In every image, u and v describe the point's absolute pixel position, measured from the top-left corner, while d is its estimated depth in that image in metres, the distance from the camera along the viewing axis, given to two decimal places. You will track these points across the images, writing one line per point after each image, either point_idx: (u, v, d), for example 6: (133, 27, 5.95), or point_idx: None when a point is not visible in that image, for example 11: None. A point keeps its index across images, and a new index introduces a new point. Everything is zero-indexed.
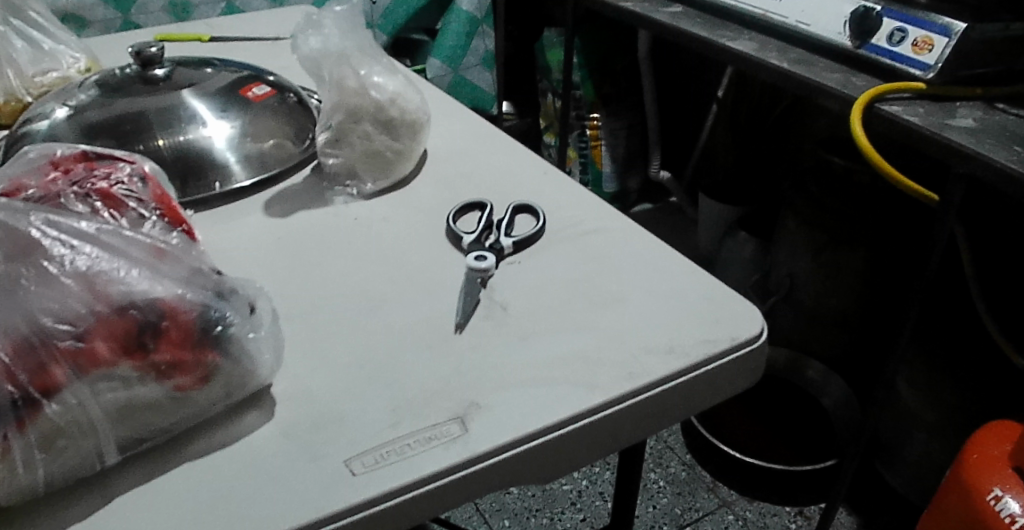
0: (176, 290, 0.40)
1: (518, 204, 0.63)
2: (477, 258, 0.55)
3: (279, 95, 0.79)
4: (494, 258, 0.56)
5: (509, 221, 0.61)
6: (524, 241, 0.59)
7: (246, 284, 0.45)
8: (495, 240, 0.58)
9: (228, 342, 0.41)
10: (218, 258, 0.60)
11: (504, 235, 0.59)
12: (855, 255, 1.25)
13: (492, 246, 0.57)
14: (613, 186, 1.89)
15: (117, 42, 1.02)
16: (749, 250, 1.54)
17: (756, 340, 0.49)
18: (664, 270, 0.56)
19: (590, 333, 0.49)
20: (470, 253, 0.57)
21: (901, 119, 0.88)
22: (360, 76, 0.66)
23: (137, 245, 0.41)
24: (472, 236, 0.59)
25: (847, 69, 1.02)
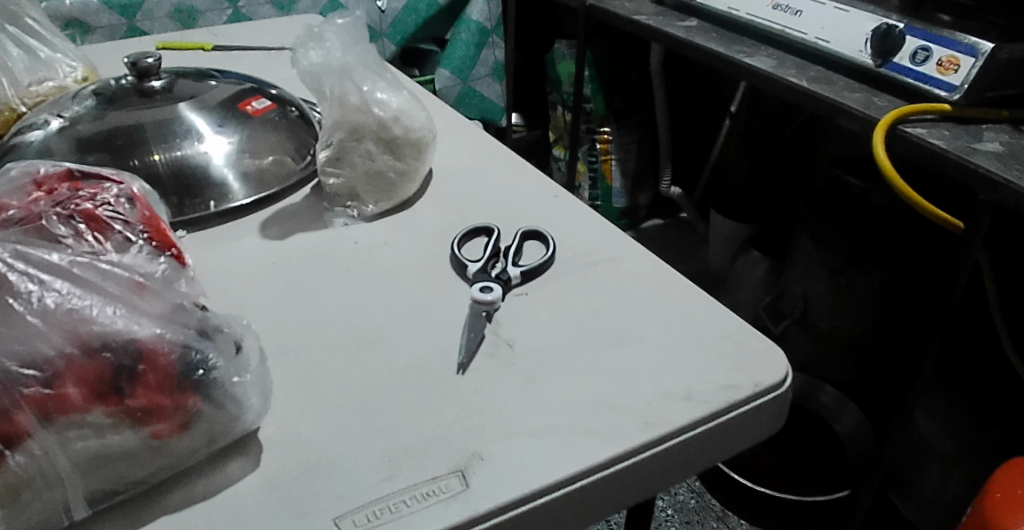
0: (156, 329, 0.37)
1: (527, 230, 0.59)
2: (482, 289, 0.52)
3: (280, 109, 0.76)
4: (500, 289, 0.53)
5: (518, 249, 0.58)
6: (532, 271, 0.55)
7: (232, 321, 0.41)
8: (502, 270, 0.55)
9: (211, 385, 0.38)
10: (212, 283, 0.57)
11: (513, 263, 0.56)
12: (871, 278, 1.21)
13: (498, 277, 0.54)
14: (622, 201, 1.87)
15: (119, 51, 1.00)
16: (761, 271, 1.51)
17: (779, 387, 0.46)
18: (682, 306, 0.52)
19: (601, 376, 0.46)
20: (475, 284, 0.54)
21: (926, 141, 0.84)
22: (363, 93, 0.64)
23: (115, 280, 0.38)
24: (479, 265, 0.56)
25: (869, 88, 0.99)
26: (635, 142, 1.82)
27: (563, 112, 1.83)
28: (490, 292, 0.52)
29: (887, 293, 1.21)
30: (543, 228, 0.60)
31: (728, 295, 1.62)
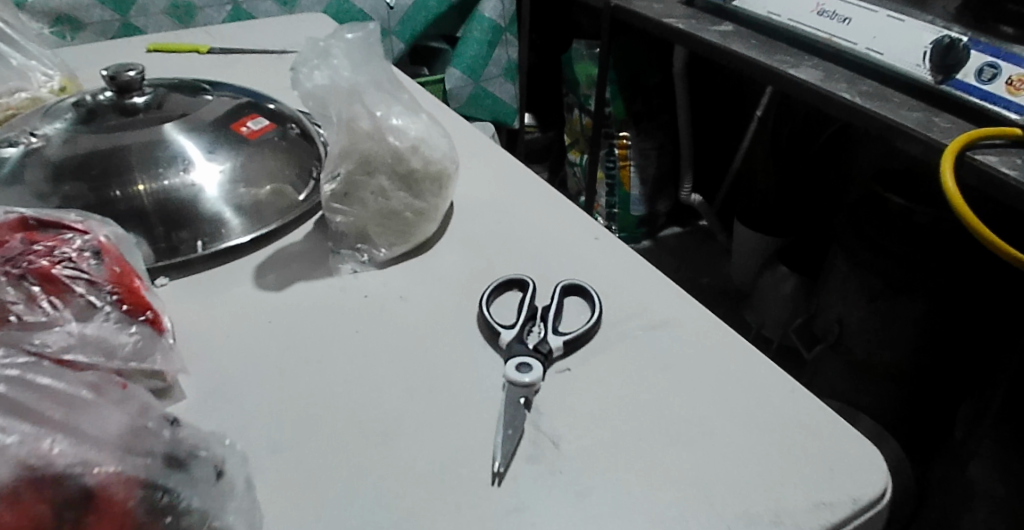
0: (112, 463, 0.32)
1: (566, 285, 0.50)
2: (518, 369, 0.43)
3: (279, 129, 0.68)
4: (540, 367, 0.44)
5: (558, 310, 0.49)
6: (576, 338, 0.46)
7: (209, 437, 0.37)
8: (541, 339, 0.46)
9: (180, 516, 0.32)
10: (199, 347, 0.49)
11: (553, 330, 0.47)
12: (914, 305, 1.02)
13: (537, 349, 0.45)
14: (640, 209, 1.75)
15: (108, 55, 0.91)
16: (789, 288, 1.42)
17: (880, 501, 0.37)
18: (757, 385, 0.43)
19: (664, 488, 0.37)
20: (511, 359, 0.45)
21: (998, 170, 0.74)
22: (376, 118, 0.55)
23: (74, 397, 0.34)
24: (513, 333, 0.47)
25: (926, 109, 0.87)
26: (655, 148, 1.70)
27: (579, 115, 1.73)
28: (530, 371, 0.43)
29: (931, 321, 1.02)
30: (584, 282, 0.52)
31: (753, 311, 1.52)
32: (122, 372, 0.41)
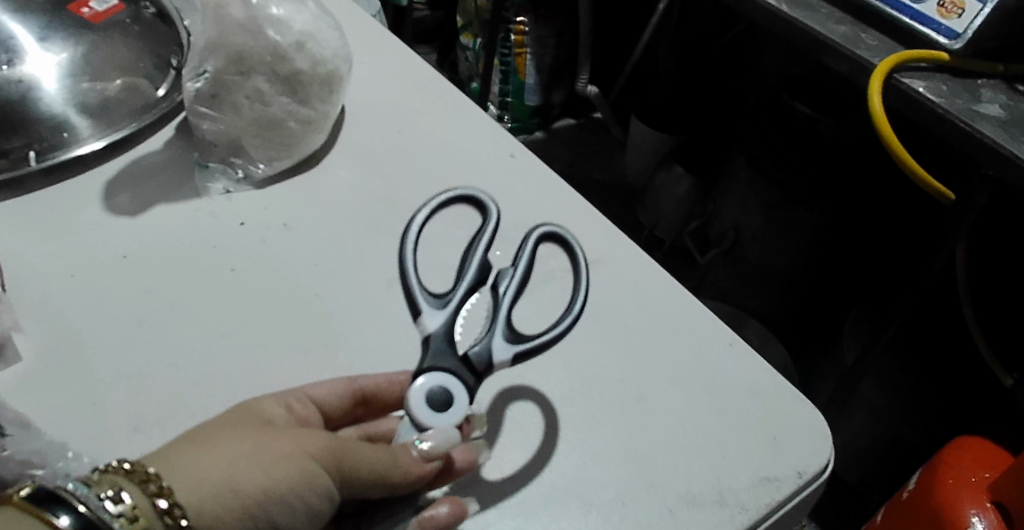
0: None
1: (541, 238, 0.38)
2: (430, 407, 0.32)
3: (131, 8, 0.57)
4: (462, 401, 0.32)
5: (521, 288, 0.36)
6: (533, 351, 0.34)
7: (49, 452, 0.33)
8: (480, 346, 0.33)
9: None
10: (33, 295, 0.40)
11: (505, 331, 0.34)
12: (812, 217, 0.93)
13: (467, 360, 0.33)
14: (535, 100, 1.32)
15: None
16: (685, 189, 1.21)
17: (823, 473, 0.35)
18: (691, 340, 0.39)
19: (599, 465, 0.34)
20: (429, 377, 0.32)
21: (925, 97, 0.62)
22: (250, 4, 0.45)
23: None
24: (444, 315, 0.34)
25: (853, 21, 0.70)
26: (554, 35, 1.25)
27: None
28: (450, 408, 0.32)
29: (824, 231, 0.94)
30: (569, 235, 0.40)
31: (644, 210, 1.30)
32: None
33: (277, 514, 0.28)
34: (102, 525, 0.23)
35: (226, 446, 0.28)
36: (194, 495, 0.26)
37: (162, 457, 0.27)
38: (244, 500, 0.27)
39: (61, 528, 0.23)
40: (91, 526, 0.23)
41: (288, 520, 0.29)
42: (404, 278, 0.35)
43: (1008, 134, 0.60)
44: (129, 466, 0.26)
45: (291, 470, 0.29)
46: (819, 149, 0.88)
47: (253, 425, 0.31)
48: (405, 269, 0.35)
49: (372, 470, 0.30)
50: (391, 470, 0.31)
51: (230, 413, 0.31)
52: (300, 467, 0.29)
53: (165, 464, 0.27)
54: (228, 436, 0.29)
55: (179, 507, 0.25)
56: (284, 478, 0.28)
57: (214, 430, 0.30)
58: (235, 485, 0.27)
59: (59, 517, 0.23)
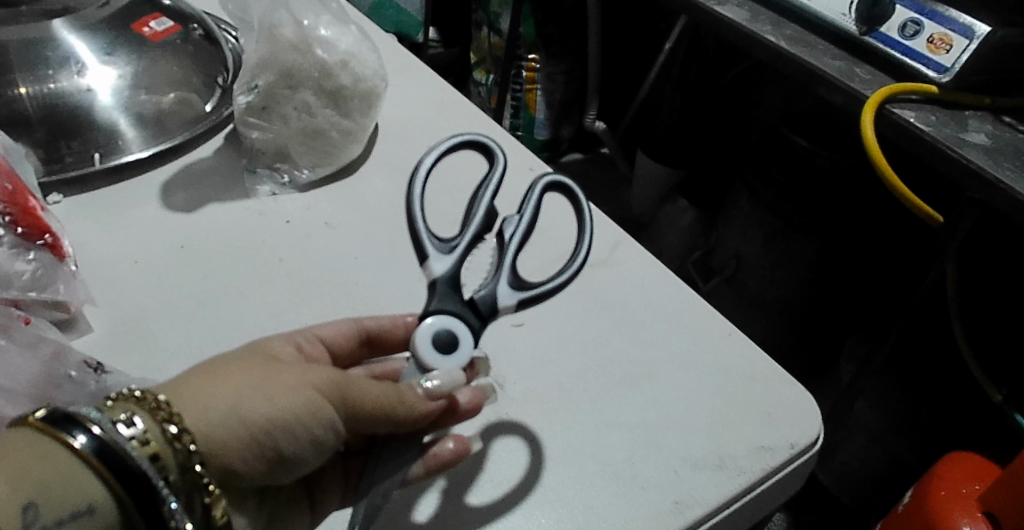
0: None
1: (545, 190, 0.42)
2: (437, 349, 0.35)
3: (183, 30, 0.60)
4: (467, 343, 0.36)
5: (520, 243, 0.40)
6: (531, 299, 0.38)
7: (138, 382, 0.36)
8: (485, 292, 0.37)
9: None
10: (102, 275, 0.45)
11: (507, 280, 0.38)
12: (811, 245, 0.98)
13: (473, 304, 0.37)
14: (546, 134, 1.38)
15: None
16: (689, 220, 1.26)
17: (814, 446, 0.39)
18: (694, 330, 0.44)
19: (612, 431, 0.37)
20: (436, 322, 0.36)
21: (915, 126, 0.67)
22: (302, 27, 0.51)
23: None
24: (449, 261, 0.38)
25: (847, 57, 0.76)
26: (564, 72, 1.32)
27: None
28: (457, 350, 0.36)
29: (824, 260, 0.99)
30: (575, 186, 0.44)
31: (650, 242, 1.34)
32: (18, 302, 0.38)
33: (282, 439, 0.31)
34: (114, 445, 0.26)
35: (233, 377, 0.31)
36: (199, 420, 0.29)
37: (175, 387, 0.30)
38: (248, 427, 0.30)
39: (77, 449, 0.26)
40: (103, 446, 0.26)
41: (295, 447, 0.32)
42: (413, 226, 0.39)
43: (992, 160, 0.65)
44: (140, 394, 0.29)
45: (295, 401, 0.31)
46: (820, 183, 0.93)
47: (265, 358, 0.33)
48: (414, 217, 0.39)
49: (374, 406, 0.33)
50: (396, 407, 0.33)
51: (245, 346, 0.34)
52: (304, 399, 0.32)
53: (177, 392, 0.30)
54: (239, 369, 0.32)
55: (187, 433, 0.29)
56: (289, 408, 0.31)
57: (227, 362, 0.32)
58: (241, 414, 0.30)
59: (75, 437, 0.26)
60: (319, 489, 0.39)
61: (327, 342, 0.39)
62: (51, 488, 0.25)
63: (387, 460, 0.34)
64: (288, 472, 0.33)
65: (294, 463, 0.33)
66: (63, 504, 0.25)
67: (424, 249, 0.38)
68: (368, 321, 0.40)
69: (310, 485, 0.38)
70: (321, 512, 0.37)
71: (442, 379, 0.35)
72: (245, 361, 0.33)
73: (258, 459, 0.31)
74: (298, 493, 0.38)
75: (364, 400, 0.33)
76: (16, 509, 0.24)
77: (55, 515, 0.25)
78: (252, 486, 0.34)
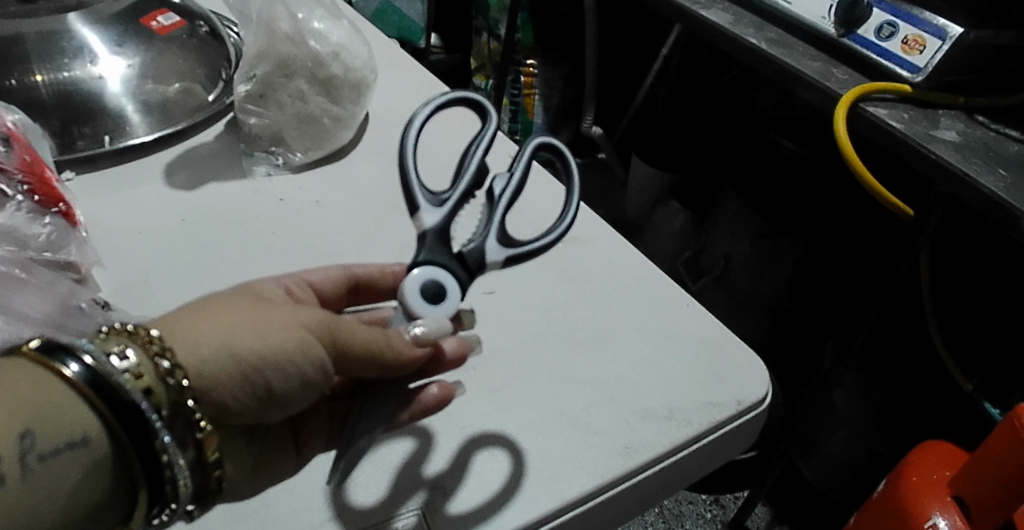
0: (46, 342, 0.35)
1: (536, 150, 0.44)
2: (426, 298, 0.38)
3: (189, 26, 0.64)
4: (455, 296, 0.38)
5: (509, 201, 0.42)
6: (518, 256, 0.41)
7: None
8: (473, 246, 0.40)
9: None
10: (106, 244, 0.48)
11: (494, 236, 0.41)
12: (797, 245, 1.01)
13: (461, 257, 0.39)
14: None
15: None
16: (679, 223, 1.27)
17: (761, 404, 0.42)
18: (655, 300, 0.47)
19: (573, 387, 0.41)
20: (425, 274, 0.38)
21: (887, 123, 0.70)
22: (296, 20, 0.54)
23: None
24: (439, 214, 0.40)
25: (826, 59, 0.80)
26: (561, 77, 1.36)
27: None
28: (443, 302, 0.38)
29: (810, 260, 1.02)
30: (564, 148, 0.46)
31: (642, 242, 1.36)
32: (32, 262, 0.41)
33: (272, 376, 0.33)
34: (106, 375, 0.29)
35: (226, 315, 0.33)
36: (190, 355, 0.31)
37: (167, 322, 0.32)
38: (237, 363, 0.32)
39: (69, 376, 0.28)
40: (97, 377, 0.28)
41: (285, 385, 0.34)
42: (405, 179, 0.41)
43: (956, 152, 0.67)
44: (132, 329, 0.31)
45: (287, 340, 0.33)
46: (806, 183, 0.96)
47: (253, 301, 0.35)
48: (407, 172, 0.41)
49: (364, 348, 0.34)
50: (385, 350, 0.35)
51: (236, 290, 0.36)
52: (294, 337, 0.33)
53: (168, 329, 0.32)
54: (229, 308, 0.33)
55: (180, 369, 0.30)
56: (280, 346, 0.33)
57: (216, 302, 0.34)
58: (233, 352, 0.32)
59: (67, 365, 0.28)
60: (306, 431, 0.38)
61: (316, 285, 0.43)
62: (47, 418, 0.27)
63: (374, 402, 0.36)
64: (277, 411, 0.35)
65: (283, 403, 0.34)
66: (59, 433, 0.27)
67: (416, 201, 0.40)
68: (357, 269, 0.44)
69: (296, 428, 0.37)
70: (307, 451, 0.37)
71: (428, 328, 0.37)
72: (232, 302, 0.34)
73: (250, 397, 0.33)
74: (286, 439, 0.36)
75: (354, 343, 0.34)
76: (14, 436, 0.27)
77: (51, 443, 0.27)
78: (241, 426, 0.35)
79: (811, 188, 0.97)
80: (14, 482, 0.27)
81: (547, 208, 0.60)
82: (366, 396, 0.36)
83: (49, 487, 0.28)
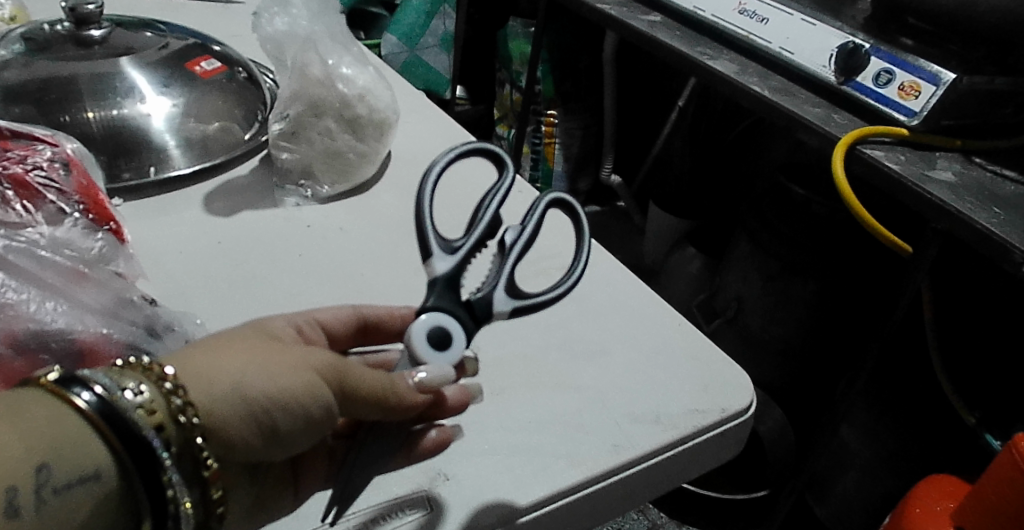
0: (101, 329, 0.40)
1: (551, 202, 0.46)
2: (431, 344, 0.39)
3: (229, 71, 0.70)
4: (461, 342, 0.40)
5: (520, 252, 0.44)
6: (524, 307, 0.42)
7: (183, 319, 0.44)
8: (482, 295, 0.41)
9: None
10: (150, 262, 0.54)
11: (503, 285, 0.42)
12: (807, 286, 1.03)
13: (470, 305, 0.41)
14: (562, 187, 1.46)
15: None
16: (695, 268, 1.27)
17: (744, 413, 0.45)
18: (649, 318, 0.51)
19: (568, 393, 0.44)
20: (435, 320, 0.40)
21: (884, 164, 0.70)
22: (327, 65, 0.60)
23: (56, 269, 0.42)
24: (450, 262, 0.42)
25: (827, 105, 0.80)
26: (581, 127, 1.42)
27: None
28: (450, 348, 0.40)
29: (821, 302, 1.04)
30: (576, 203, 0.47)
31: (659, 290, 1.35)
32: None
33: (280, 417, 0.33)
34: (119, 410, 0.28)
35: (237, 356, 0.33)
36: (201, 395, 0.31)
37: (179, 360, 0.32)
38: (247, 402, 0.32)
39: (83, 409, 0.28)
40: (110, 410, 0.28)
41: (291, 426, 0.34)
42: (421, 223, 0.42)
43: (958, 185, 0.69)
44: (147, 365, 0.31)
45: (296, 383, 0.33)
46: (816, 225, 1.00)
47: (265, 340, 0.36)
48: (422, 218, 0.42)
49: (370, 391, 0.35)
50: (390, 394, 0.36)
51: (247, 329, 0.36)
52: (303, 380, 0.34)
53: (181, 365, 0.32)
54: (241, 347, 0.34)
55: (191, 407, 0.30)
56: (289, 389, 0.33)
57: (228, 341, 0.34)
58: (243, 392, 0.32)
59: (80, 397, 0.28)
60: (305, 469, 0.40)
61: (326, 325, 0.45)
62: (62, 451, 0.27)
63: (371, 443, 0.37)
64: (282, 450, 0.35)
65: (288, 443, 0.35)
66: (72, 468, 0.27)
67: (429, 248, 0.42)
68: (366, 310, 0.46)
69: (297, 468, 0.39)
70: (304, 489, 0.39)
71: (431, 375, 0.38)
72: (243, 342, 0.34)
73: (256, 436, 0.33)
74: (286, 476, 0.39)
75: (361, 388, 0.35)
76: (30, 470, 0.26)
77: (66, 477, 0.27)
78: (246, 462, 0.35)
79: (819, 233, 1.00)
80: (27, 515, 0.27)
81: (553, 239, 0.64)
82: (365, 438, 0.37)
83: (60, 520, 0.27)
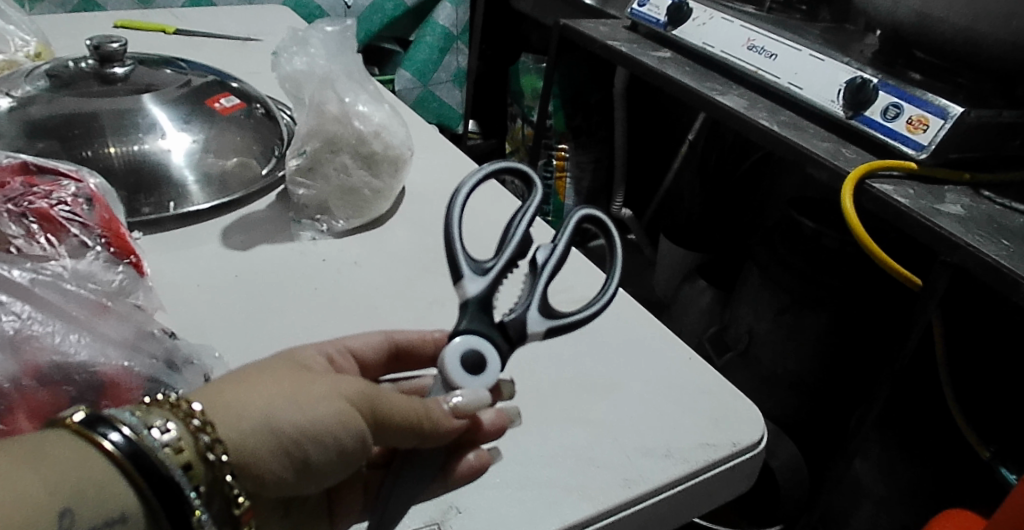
0: (123, 362, 0.41)
1: (578, 221, 0.46)
2: (465, 368, 0.40)
3: (248, 108, 0.72)
4: (495, 367, 0.41)
5: (552, 272, 0.44)
6: (559, 327, 0.43)
7: (200, 352, 0.45)
8: (514, 316, 0.42)
9: None
10: (167, 295, 0.55)
11: (536, 306, 0.43)
12: (818, 319, 1.03)
13: (502, 326, 0.42)
14: None
15: (76, 37, 0.96)
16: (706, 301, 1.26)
17: (755, 446, 0.45)
18: (659, 351, 0.51)
19: (579, 427, 0.45)
20: (469, 343, 0.41)
21: (892, 198, 0.70)
22: (344, 103, 0.62)
23: (80, 302, 0.43)
24: (481, 283, 0.42)
25: (836, 139, 0.81)
26: (592, 160, 1.44)
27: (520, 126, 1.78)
28: (483, 371, 0.41)
29: (835, 337, 1.03)
30: (608, 221, 0.47)
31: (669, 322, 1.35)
32: None
33: (314, 449, 0.34)
34: (147, 449, 0.29)
35: (266, 389, 0.33)
36: (231, 430, 0.32)
37: (208, 395, 0.32)
38: (278, 435, 0.33)
39: (107, 450, 0.28)
40: (136, 449, 0.28)
41: (325, 457, 0.35)
42: (450, 247, 0.43)
43: (966, 218, 0.69)
44: (175, 402, 0.31)
45: (329, 413, 0.34)
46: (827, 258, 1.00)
47: (295, 367, 0.36)
48: (452, 241, 0.43)
49: (404, 418, 0.36)
50: (424, 420, 0.37)
51: (276, 358, 0.37)
52: (335, 410, 0.34)
53: (209, 400, 0.32)
54: (272, 376, 0.34)
55: (219, 444, 0.31)
56: (322, 420, 0.34)
57: (260, 370, 0.35)
58: (271, 425, 0.33)
59: (106, 438, 0.28)
60: (341, 506, 0.41)
61: (357, 350, 0.46)
62: (86, 494, 0.27)
63: (409, 473, 0.39)
64: (314, 482, 0.36)
65: (321, 473, 0.35)
66: (96, 512, 0.27)
67: (460, 269, 0.43)
68: (398, 335, 0.47)
69: (332, 500, 0.41)
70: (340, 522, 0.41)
71: (466, 401, 0.39)
72: (272, 371, 0.35)
73: (289, 469, 0.34)
74: (321, 508, 0.41)
75: (400, 416, 0.36)
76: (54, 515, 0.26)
77: (89, 522, 0.27)
78: (280, 495, 0.36)
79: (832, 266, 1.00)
80: None
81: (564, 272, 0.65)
82: (402, 467, 0.39)
83: None
